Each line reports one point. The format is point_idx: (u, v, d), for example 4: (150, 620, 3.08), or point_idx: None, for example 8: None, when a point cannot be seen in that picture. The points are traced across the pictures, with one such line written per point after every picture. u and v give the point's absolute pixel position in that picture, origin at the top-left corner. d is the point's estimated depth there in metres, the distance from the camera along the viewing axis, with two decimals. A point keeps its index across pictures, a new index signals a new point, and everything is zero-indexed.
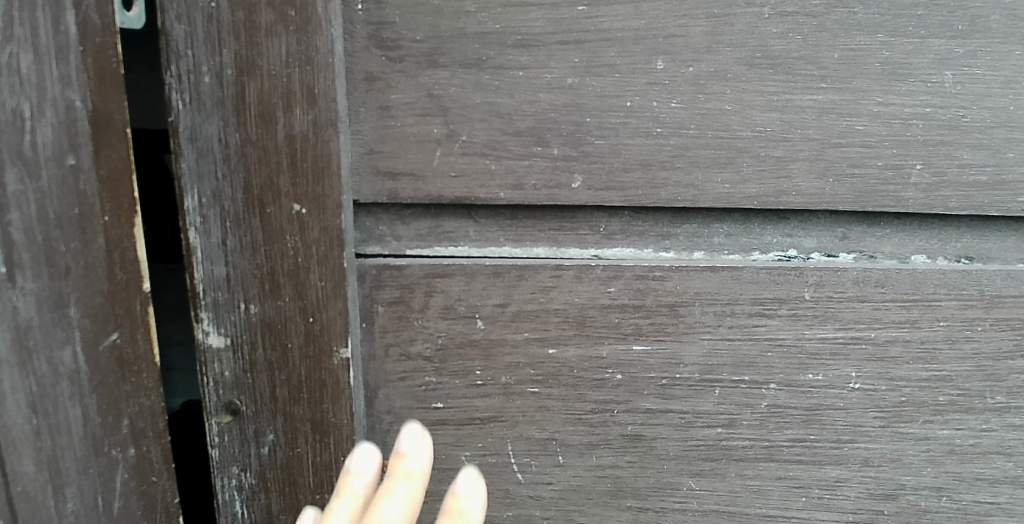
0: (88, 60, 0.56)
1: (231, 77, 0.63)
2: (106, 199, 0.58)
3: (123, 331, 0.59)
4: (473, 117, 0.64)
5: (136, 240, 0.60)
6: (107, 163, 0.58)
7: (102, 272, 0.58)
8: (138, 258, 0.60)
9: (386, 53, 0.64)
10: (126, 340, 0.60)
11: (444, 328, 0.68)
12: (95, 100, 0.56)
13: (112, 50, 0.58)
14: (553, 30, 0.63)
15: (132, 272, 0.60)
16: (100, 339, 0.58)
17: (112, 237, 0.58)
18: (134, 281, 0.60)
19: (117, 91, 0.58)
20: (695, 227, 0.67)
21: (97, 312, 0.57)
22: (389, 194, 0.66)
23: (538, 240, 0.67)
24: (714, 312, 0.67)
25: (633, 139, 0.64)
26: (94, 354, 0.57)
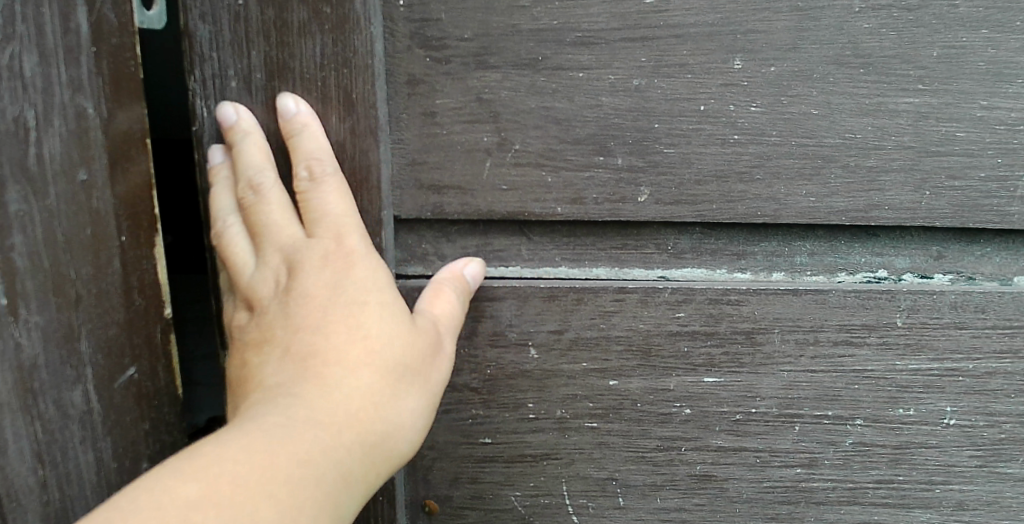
0: (103, 62, 0.50)
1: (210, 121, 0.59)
2: (122, 219, 0.52)
3: (141, 364, 0.54)
4: (527, 123, 0.58)
5: (157, 262, 0.54)
6: (124, 179, 0.52)
7: (118, 300, 0.52)
8: (159, 282, 0.55)
9: (431, 53, 0.58)
10: (146, 372, 0.54)
11: (494, 356, 0.63)
12: (110, 107, 0.51)
13: (129, 51, 0.52)
14: (617, 26, 0.56)
15: (151, 298, 0.54)
16: (115, 375, 0.52)
17: (128, 261, 0.52)
18: (154, 308, 0.54)
19: (137, 95, 0.52)
20: (774, 245, 0.59)
21: (112, 345, 0.52)
22: (433, 209, 0.61)
23: (598, 259, 0.61)
24: (796, 340, 0.59)
25: (707, 147, 0.57)
26: (108, 391, 0.52)
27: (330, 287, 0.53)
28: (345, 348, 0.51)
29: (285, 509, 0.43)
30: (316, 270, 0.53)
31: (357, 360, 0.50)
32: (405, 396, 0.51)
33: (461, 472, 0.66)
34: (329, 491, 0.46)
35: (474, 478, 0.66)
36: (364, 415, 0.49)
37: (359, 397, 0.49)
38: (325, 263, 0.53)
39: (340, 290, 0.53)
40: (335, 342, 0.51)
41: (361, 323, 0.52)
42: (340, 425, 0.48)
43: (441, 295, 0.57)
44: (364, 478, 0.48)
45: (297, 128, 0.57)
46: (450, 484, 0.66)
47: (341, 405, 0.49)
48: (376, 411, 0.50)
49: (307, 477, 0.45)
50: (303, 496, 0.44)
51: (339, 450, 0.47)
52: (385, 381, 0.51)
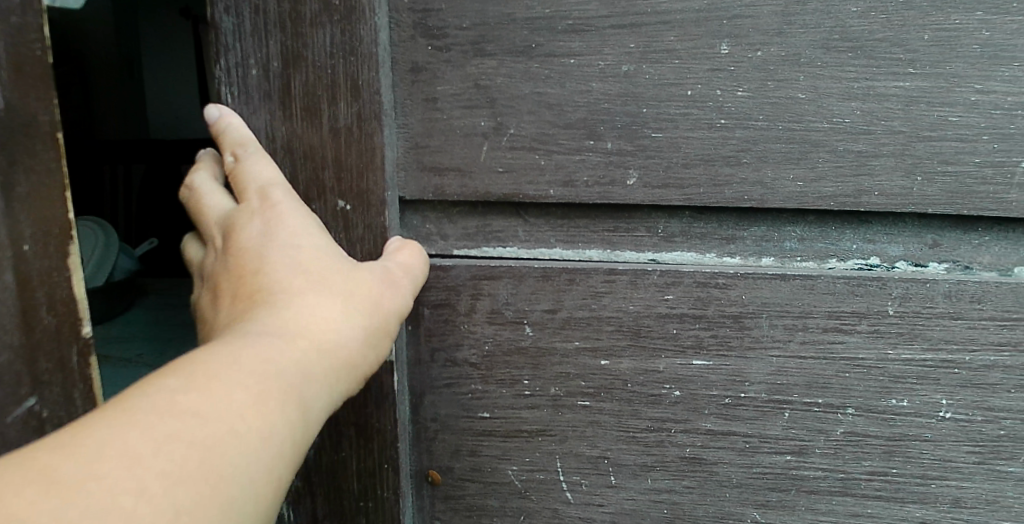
0: (1, 47, 0.50)
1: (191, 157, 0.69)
2: (23, 233, 0.52)
3: (46, 393, 0.54)
4: (521, 108, 0.61)
5: (73, 282, 0.55)
6: (28, 184, 0.51)
7: (14, 320, 0.52)
8: (72, 299, 0.55)
9: (432, 42, 0.61)
10: (57, 398, 0.55)
11: (491, 333, 0.65)
12: (7, 102, 0.50)
13: (35, 33, 0.51)
14: (606, 13, 0.58)
15: (61, 316, 0.54)
16: (12, 406, 0.52)
17: (29, 276, 0.52)
18: (65, 326, 0.55)
19: (42, 86, 0.52)
20: (764, 230, 0.60)
21: (8, 372, 0.52)
22: (435, 190, 0.64)
23: (591, 241, 0.63)
24: (785, 326, 0.59)
25: (694, 131, 0.58)
26: (5, 421, 0.52)
27: (265, 236, 0.54)
28: (299, 268, 0.51)
29: (259, 392, 0.43)
30: (245, 223, 0.55)
31: (299, 286, 0.50)
32: (361, 315, 0.51)
33: (461, 444, 0.68)
34: (300, 383, 0.45)
35: (474, 450, 0.68)
36: (317, 331, 0.48)
37: (318, 306, 0.49)
38: (260, 218, 0.55)
39: (275, 237, 0.54)
40: (283, 265, 0.51)
41: (301, 260, 0.52)
42: (304, 330, 0.48)
43: (405, 249, 0.60)
44: (335, 379, 0.48)
45: (222, 129, 0.62)
46: (451, 456, 0.69)
47: (294, 320, 0.48)
48: (333, 329, 0.49)
49: (269, 381, 0.44)
50: (275, 383, 0.44)
51: (297, 358, 0.46)
52: (342, 293, 0.51)
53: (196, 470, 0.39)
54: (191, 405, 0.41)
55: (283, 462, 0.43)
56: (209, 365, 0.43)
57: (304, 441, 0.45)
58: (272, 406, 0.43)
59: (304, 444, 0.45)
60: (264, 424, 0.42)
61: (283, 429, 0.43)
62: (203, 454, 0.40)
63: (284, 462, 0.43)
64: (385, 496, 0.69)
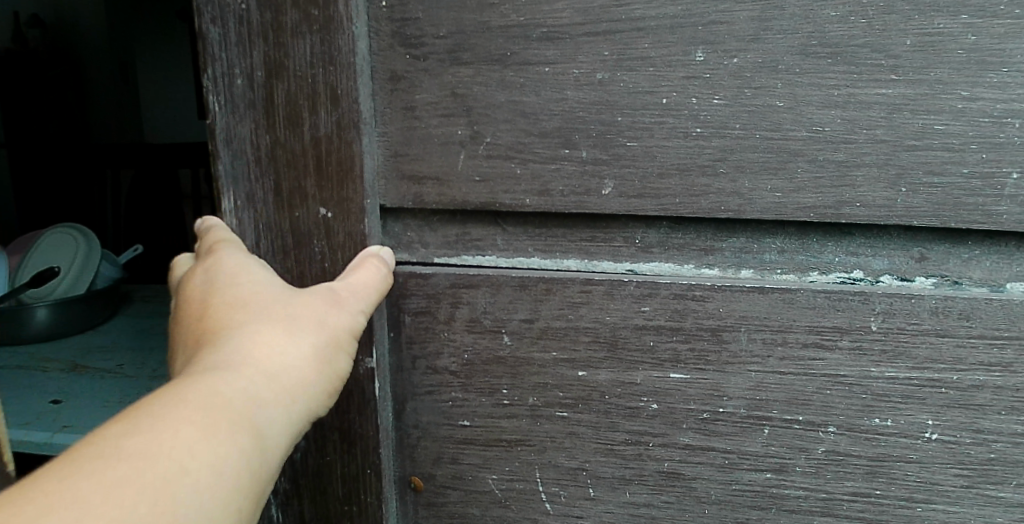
0: None
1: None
2: None
3: None
4: (497, 117, 0.60)
5: None
6: None
7: None
8: None
9: (410, 51, 0.61)
10: None
11: (470, 341, 0.65)
12: None
13: None
14: (580, 20, 0.57)
15: None
16: None
17: None
18: None
19: None
20: (743, 241, 0.58)
21: None
22: (414, 199, 0.64)
23: (569, 251, 0.62)
24: (764, 340, 0.58)
25: (669, 140, 0.57)
26: None
27: (211, 280, 0.55)
28: (246, 304, 0.53)
29: (205, 424, 0.44)
30: (197, 270, 0.57)
31: (240, 321, 0.52)
32: (305, 337, 0.52)
33: (443, 452, 0.68)
34: (249, 410, 0.47)
35: (455, 458, 0.68)
36: (260, 359, 0.50)
37: (265, 333, 0.51)
38: (208, 267, 0.56)
39: (219, 279, 0.55)
40: (230, 300, 0.53)
41: (242, 297, 0.53)
42: (248, 361, 0.49)
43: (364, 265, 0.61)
44: (289, 402, 0.49)
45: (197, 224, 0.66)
46: (433, 463, 0.69)
47: (236, 352, 0.49)
48: (275, 355, 0.50)
49: (210, 412, 0.45)
50: (222, 414, 0.45)
51: (240, 386, 0.47)
52: (288, 321, 0.52)
53: (146, 510, 0.40)
54: (135, 446, 0.42)
55: (239, 489, 0.44)
56: (153, 406, 0.44)
57: (261, 465, 0.46)
58: (220, 435, 0.45)
59: (261, 467, 0.46)
60: (214, 454, 0.44)
61: (233, 459, 0.44)
62: (152, 490, 0.41)
63: (237, 491, 0.44)
64: (368, 501, 0.69)
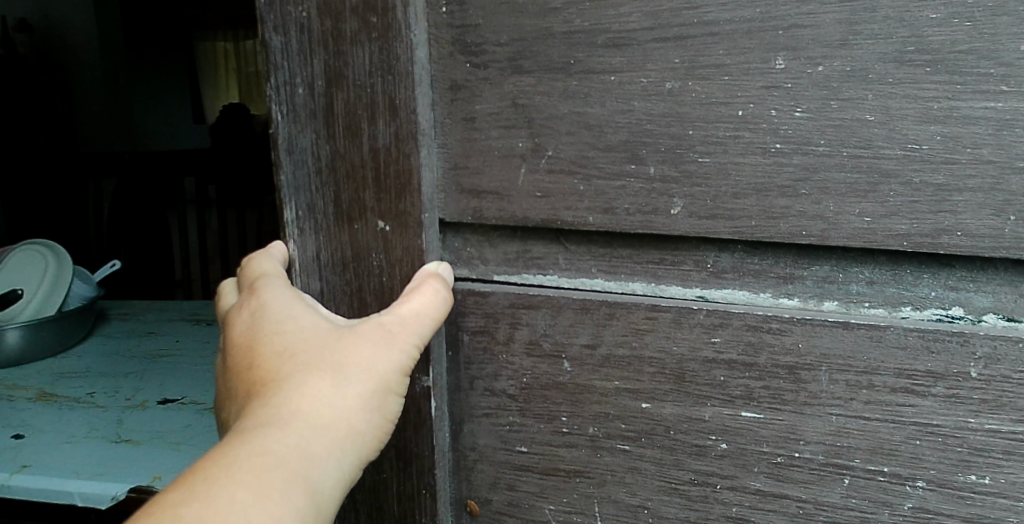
0: None
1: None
2: None
3: None
4: (561, 129, 0.58)
5: None
6: None
7: None
8: None
9: (471, 59, 0.60)
10: None
11: (529, 365, 0.62)
12: None
13: None
14: (649, 25, 0.55)
15: None
16: None
17: None
18: None
19: None
20: (827, 270, 0.55)
21: None
22: (474, 213, 0.62)
23: (635, 273, 0.59)
24: (846, 382, 0.54)
25: (746, 156, 0.54)
26: None
27: (254, 323, 0.54)
28: (290, 348, 0.52)
29: (258, 489, 0.44)
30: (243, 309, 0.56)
31: (285, 368, 0.50)
32: (354, 380, 0.50)
33: (499, 477, 0.65)
34: (301, 467, 0.46)
35: (511, 485, 0.65)
36: (308, 408, 0.49)
37: (314, 383, 0.49)
38: (252, 307, 0.55)
39: (262, 322, 0.54)
40: (278, 347, 0.52)
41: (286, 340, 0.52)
42: (296, 413, 0.48)
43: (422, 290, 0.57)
44: (342, 451, 0.49)
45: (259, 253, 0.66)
46: (490, 488, 0.66)
47: (282, 404, 0.48)
48: (323, 403, 0.49)
49: (264, 473, 0.45)
50: (275, 476, 0.45)
51: (290, 441, 0.47)
52: (335, 365, 0.50)
53: None
54: (192, 517, 0.42)
55: None
56: (206, 473, 0.44)
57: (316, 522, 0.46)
58: (275, 498, 0.44)
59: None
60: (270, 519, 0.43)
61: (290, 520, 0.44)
62: None
63: None
64: None
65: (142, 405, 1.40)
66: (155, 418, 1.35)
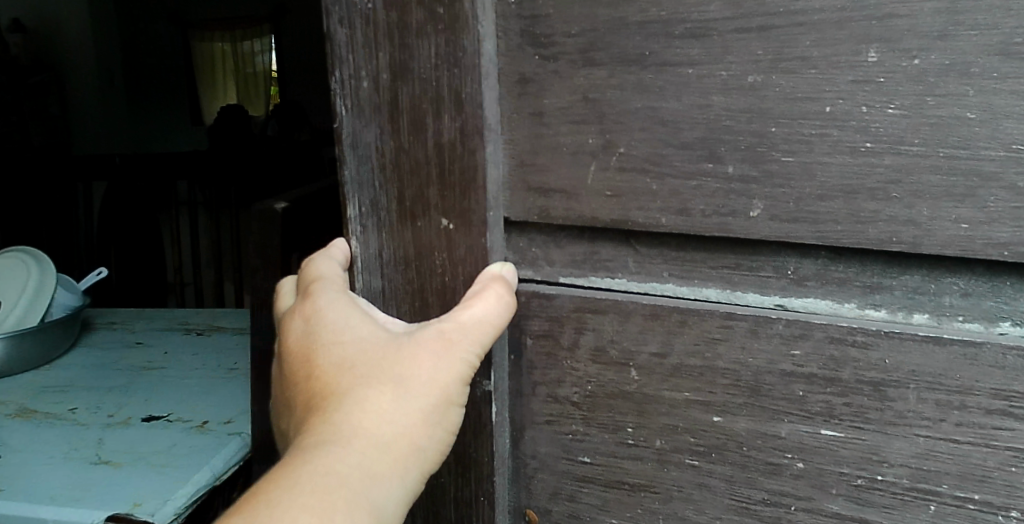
0: None
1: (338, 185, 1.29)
2: None
3: None
4: (633, 125, 0.55)
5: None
6: None
7: None
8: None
9: (539, 51, 0.58)
10: None
11: (594, 372, 0.59)
12: None
13: None
14: (730, 15, 0.51)
15: None
16: None
17: None
18: None
19: None
20: (918, 280, 0.51)
21: None
22: (540, 212, 0.60)
23: (709, 279, 0.56)
24: (936, 402, 0.50)
25: (833, 156, 0.50)
26: None
27: (309, 334, 0.54)
28: (347, 363, 0.51)
29: (321, 511, 0.44)
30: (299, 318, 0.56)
31: (343, 383, 0.50)
32: (413, 396, 0.50)
33: (560, 487, 0.63)
34: (363, 487, 0.46)
35: (572, 496, 0.63)
36: (368, 425, 0.48)
37: (373, 399, 0.49)
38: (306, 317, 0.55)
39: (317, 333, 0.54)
40: (337, 360, 0.52)
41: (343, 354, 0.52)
42: (355, 431, 0.48)
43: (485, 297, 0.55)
44: (403, 469, 0.48)
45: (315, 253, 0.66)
46: (550, 498, 0.63)
47: (341, 421, 0.48)
48: (383, 420, 0.49)
49: (326, 495, 0.45)
50: (337, 497, 0.45)
51: (350, 460, 0.47)
52: (393, 381, 0.50)
53: None
54: None
55: None
56: (269, 494, 0.45)
57: None
58: (337, 518, 0.44)
59: None
60: None
61: None
62: None
63: None
64: None
65: (128, 421, 1.26)
66: (140, 437, 1.21)
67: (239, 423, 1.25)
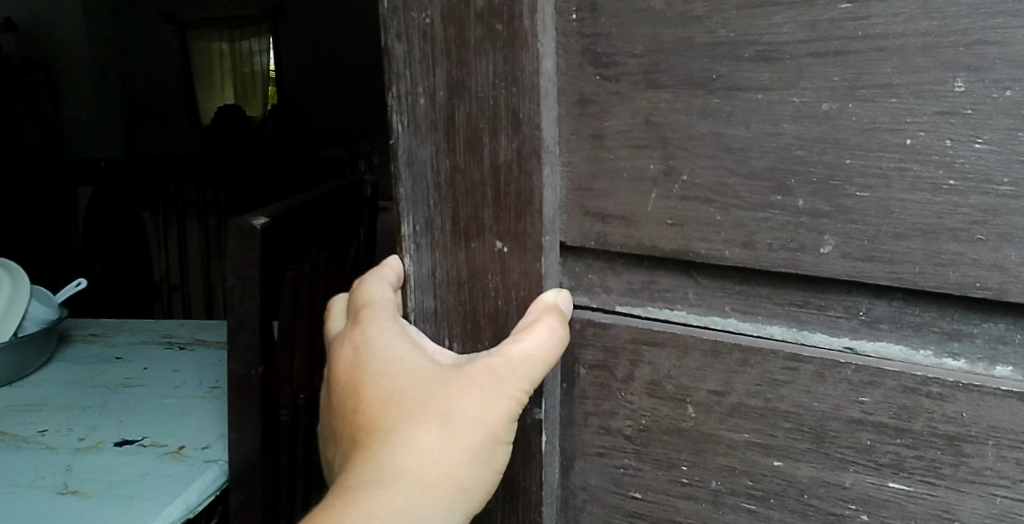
0: None
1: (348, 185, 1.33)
2: None
3: None
4: (697, 152, 0.53)
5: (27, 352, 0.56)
6: None
7: None
8: None
9: (601, 71, 0.56)
10: None
11: (649, 406, 0.57)
12: None
13: None
14: (805, 37, 0.48)
15: None
16: None
17: None
18: None
19: None
20: (1002, 329, 0.48)
21: None
22: (598, 238, 0.58)
23: (774, 315, 0.53)
24: (1017, 461, 0.46)
25: (913, 192, 0.47)
26: None
27: (363, 366, 0.59)
28: (395, 398, 0.56)
29: None
30: (354, 349, 0.60)
31: (392, 419, 0.55)
32: (458, 433, 0.53)
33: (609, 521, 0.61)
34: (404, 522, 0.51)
35: None
36: (412, 461, 0.53)
37: (418, 435, 0.53)
38: (359, 350, 0.60)
39: (370, 366, 0.58)
40: (382, 394, 0.56)
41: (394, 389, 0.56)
42: (399, 466, 0.52)
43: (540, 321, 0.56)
44: (445, 504, 0.52)
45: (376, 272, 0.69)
46: None
47: (387, 456, 0.53)
48: (426, 456, 0.53)
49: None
50: None
51: (393, 495, 0.51)
52: (438, 418, 0.54)
53: None
54: None
55: None
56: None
57: None
58: None
59: None
60: None
61: None
62: None
63: None
64: None
65: (98, 445, 1.15)
66: (111, 463, 1.09)
67: (215, 450, 1.13)
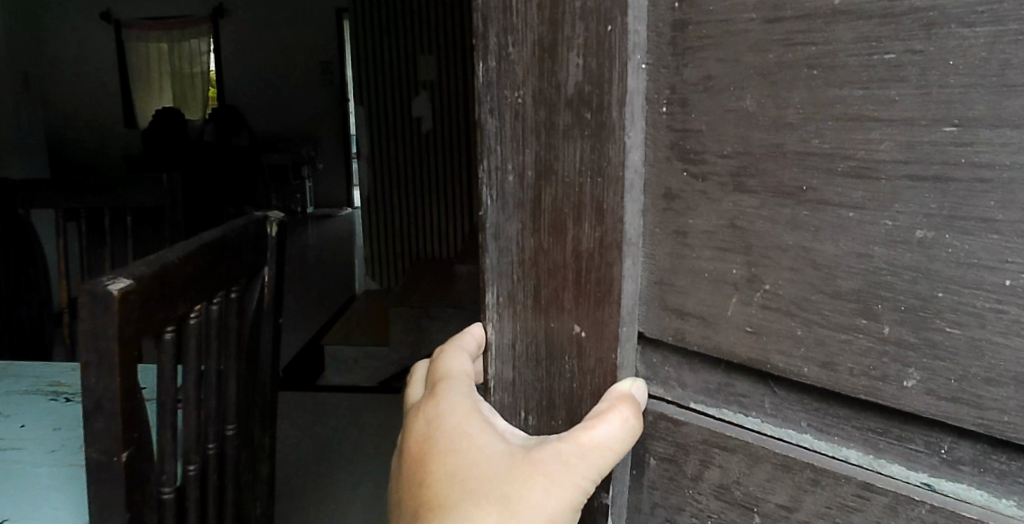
0: None
1: (251, 233, 1.34)
2: None
3: None
4: (781, 262, 0.52)
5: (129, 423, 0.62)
6: None
7: None
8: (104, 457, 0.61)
9: (689, 167, 0.56)
10: None
11: (717, 507, 0.57)
12: None
13: None
14: (903, 157, 0.46)
15: None
16: None
17: None
18: None
19: None
20: None
21: None
22: (675, 334, 0.59)
23: (850, 438, 0.52)
24: None
25: (1009, 338, 0.44)
26: None
27: (435, 440, 0.63)
28: (461, 476, 0.59)
29: None
30: (429, 422, 0.65)
31: (455, 496, 0.58)
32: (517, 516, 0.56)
33: None
34: None
35: None
36: None
37: (476, 514, 0.56)
38: (433, 424, 0.65)
39: (441, 441, 0.62)
40: (450, 470, 0.60)
41: (461, 466, 0.60)
42: None
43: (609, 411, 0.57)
44: None
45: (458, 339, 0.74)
46: None
47: None
48: None
49: None
50: None
51: None
52: (497, 500, 0.56)
53: None
54: None
55: None
56: None
57: None
58: None
59: None
60: None
61: None
62: None
63: None
64: None
65: None
66: None
67: None
